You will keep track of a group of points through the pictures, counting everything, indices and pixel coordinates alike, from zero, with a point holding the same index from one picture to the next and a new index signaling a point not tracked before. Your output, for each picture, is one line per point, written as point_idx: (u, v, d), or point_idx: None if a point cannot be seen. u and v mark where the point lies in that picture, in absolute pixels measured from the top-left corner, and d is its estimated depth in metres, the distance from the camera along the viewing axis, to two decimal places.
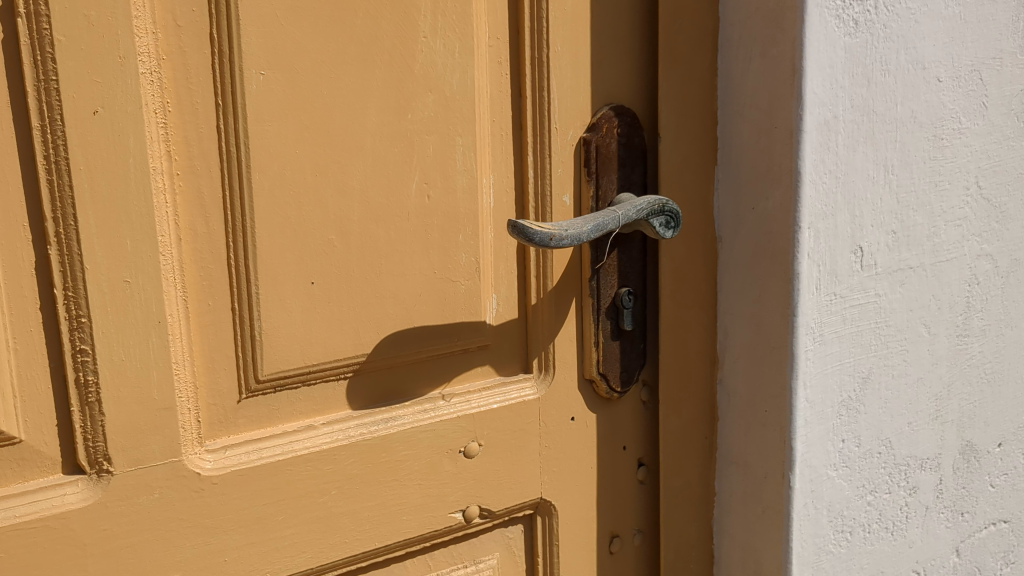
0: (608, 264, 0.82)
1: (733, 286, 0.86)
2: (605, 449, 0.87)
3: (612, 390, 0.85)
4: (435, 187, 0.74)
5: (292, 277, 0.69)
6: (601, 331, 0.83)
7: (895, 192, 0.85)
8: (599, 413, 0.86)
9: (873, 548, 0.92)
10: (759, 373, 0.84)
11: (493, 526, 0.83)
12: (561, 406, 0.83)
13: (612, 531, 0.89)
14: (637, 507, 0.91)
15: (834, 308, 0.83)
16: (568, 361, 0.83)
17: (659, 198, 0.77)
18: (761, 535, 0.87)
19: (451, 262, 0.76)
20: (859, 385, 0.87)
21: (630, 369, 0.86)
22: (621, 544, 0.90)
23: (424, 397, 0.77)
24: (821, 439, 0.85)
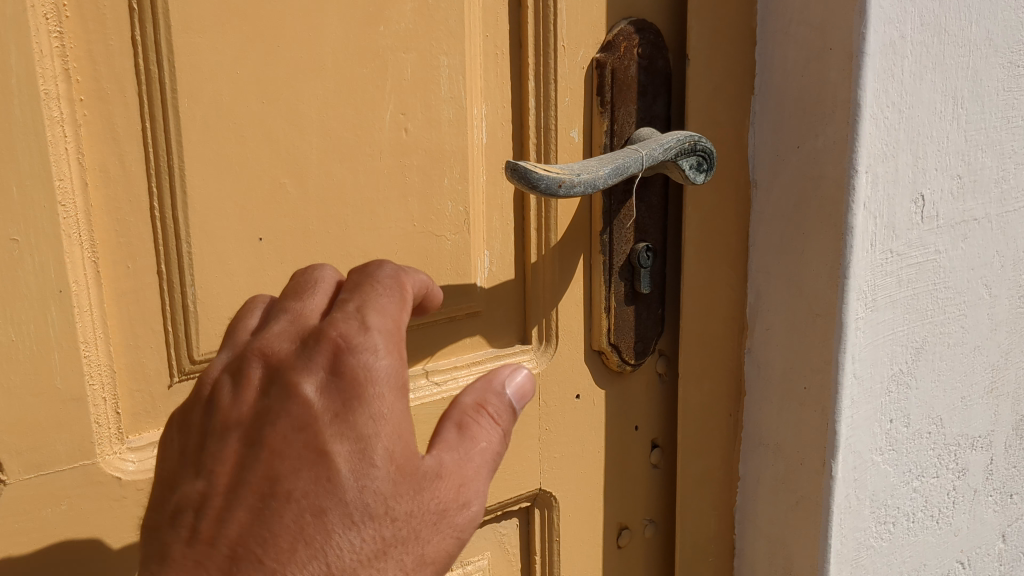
0: (623, 214, 0.68)
1: (769, 240, 0.72)
2: (614, 430, 0.75)
3: (624, 362, 0.72)
4: (414, 118, 0.60)
5: (233, 232, 0.55)
6: (614, 294, 0.70)
7: (963, 129, 0.71)
8: (607, 389, 0.73)
9: (917, 539, 0.81)
10: (797, 343, 0.72)
11: (484, 522, 0.71)
12: (564, 382, 0.70)
13: (621, 522, 0.77)
14: (648, 495, 0.79)
15: (889, 268, 0.70)
16: (573, 329, 0.70)
17: (689, 134, 0.63)
18: (794, 529, 0.75)
19: (435, 212, 0.63)
20: (912, 357, 0.74)
21: (646, 338, 0.73)
22: (630, 537, 0.78)
23: (415, 373, 0.64)
24: (868, 420, 0.72)
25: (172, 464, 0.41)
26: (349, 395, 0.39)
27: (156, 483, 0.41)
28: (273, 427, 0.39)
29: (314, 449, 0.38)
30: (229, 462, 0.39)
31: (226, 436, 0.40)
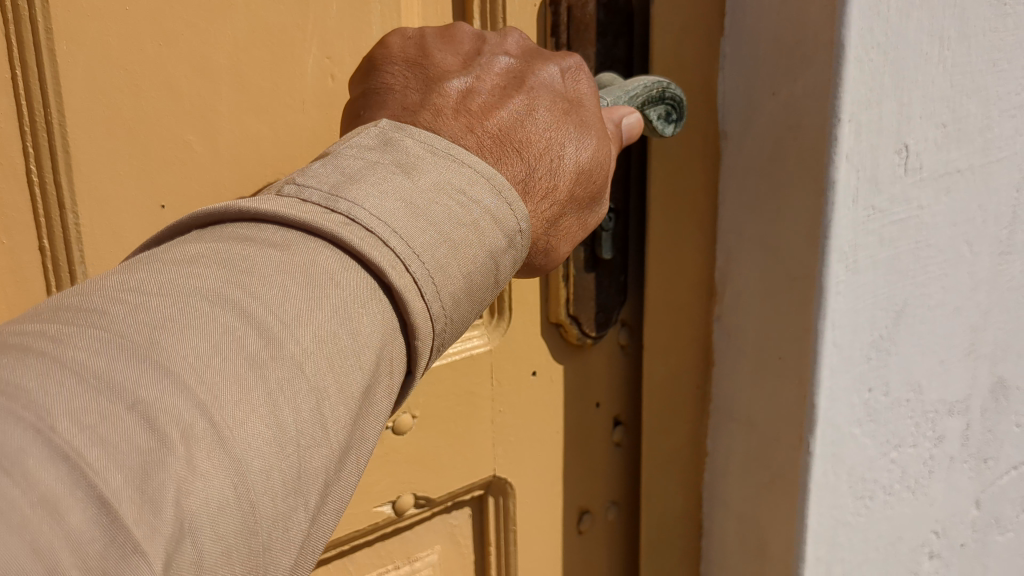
0: None
1: (740, 198, 0.65)
2: (575, 408, 0.69)
3: (585, 336, 0.66)
4: (342, 63, 0.53)
5: (128, 199, 0.47)
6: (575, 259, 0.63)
7: (949, 73, 0.65)
8: (566, 364, 0.67)
9: (893, 512, 0.76)
10: (771, 310, 0.65)
11: (434, 513, 0.65)
12: (519, 359, 0.64)
13: (582, 507, 0.72)
14: (609, 475, 0.74)
15: (871, 227, 0.64)
16: (529, 300, 0.63)
17: (658, 80, 0.56)
18: (767, 508, 0.69)
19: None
20: (892, 321, 0.69)
21: (607, 308, 0.67)
22: (591, 521, 0.73)
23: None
24: (847, 390, 0.67)
25: (399, 79, 0.46)
26: (582, 81, 0.49)
27: (375, 95, 0.46)
28: (538, 70, 0.48)
29: (570, 98, 0.48)
30: (495, 74, 0.47)
31: (499, 54, 0.48)
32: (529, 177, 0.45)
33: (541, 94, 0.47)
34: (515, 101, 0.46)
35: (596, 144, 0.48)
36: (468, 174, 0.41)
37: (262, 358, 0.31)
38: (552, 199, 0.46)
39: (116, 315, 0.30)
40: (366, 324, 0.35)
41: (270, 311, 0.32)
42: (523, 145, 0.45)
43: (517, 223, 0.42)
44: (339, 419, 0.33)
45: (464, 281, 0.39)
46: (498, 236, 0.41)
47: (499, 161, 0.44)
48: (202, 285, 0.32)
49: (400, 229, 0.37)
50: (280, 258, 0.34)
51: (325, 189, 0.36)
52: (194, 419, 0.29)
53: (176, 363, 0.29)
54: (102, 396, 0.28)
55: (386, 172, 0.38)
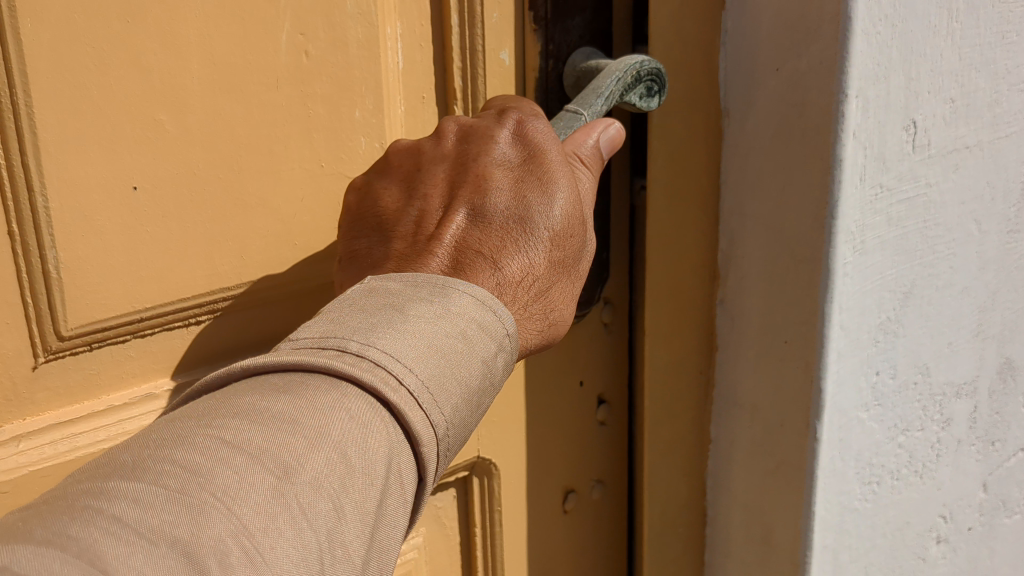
0: None
1: (744, 178, 0.64)
2: (556, 389, 0.70)
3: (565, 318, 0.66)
4: (315, 38, 0.53)
5: (101, 181, 0.47)
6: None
7: (958, 46, 0.63)
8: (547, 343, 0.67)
9: (901, 497, 0.75)
10: (776, 293, 0.64)
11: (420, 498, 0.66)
12: None
13: (566, 484, 0.73)
14: (594, 453, 0.74)
15: (879, 206, 0.62)
16: None
17: (633, 65, 0.57)
18: (773, 496, 0.68)
19: (346, 150, 0.56)
20: (900, 302, 0.67)
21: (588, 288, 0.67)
22: (576, 500, 0.74)
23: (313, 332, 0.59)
24: (854, 375, 0.65)
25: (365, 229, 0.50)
26: (533, 147, 0.51)
27: (356, 255, 0.50)
28: (484, 158, 0.50)
29: (527, 171, 0.50)
30: (441, 187, 0.50)
31: (440, 168, 0.51)
32: (497, 278, 0.47)
33: (500, 183, 0.50)
34: (465, 207, 0.49)
35: (565, 196, 0.50)
36: (450, 291, 0.42)
37: (282, 487, 0.33)
38: (526, 285, 0.48)
39: (147, 468, 0.32)
40: (377, 442, 0.36)
41: (284, 447, 0.34)
42: (486, 250, 0.48)
43: (505, 329, 0.43)
44: (358, 535, 0.34)
45: (461, 393, 0.40)
46: (488, 344, 0.42)
47: (460, 270, 0.47)
48: (222, 429, 0.33)
49: (391, 347, 0.38)
50: (288, 398, 0.35)
51: (312, 337, 0.38)
52: (229, 547, 0.30)
53: (208, 503, 0.31)
54: (144, 544, 0.29)
55: (371, 306, 0.40)
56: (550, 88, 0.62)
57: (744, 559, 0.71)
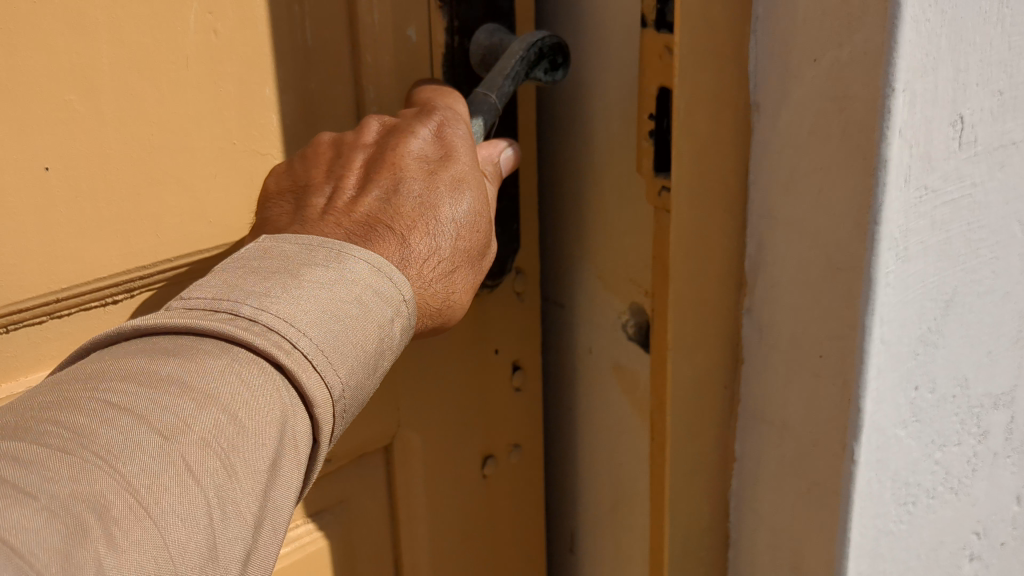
0: None
1: (775, 178, 0.59)
2: (473, 355, 0.75)
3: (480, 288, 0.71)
4: (223, 19, 0.57)
5: (11, 162, 0.51)
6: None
7: (1008, 33, 0.57)
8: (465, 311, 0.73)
9: (936, 516, 0.70)
10: (810, 303, 0.59)
11: (342, 465, 0.71)
12: None
13: (485, 451, 0.79)
14: (513, 418, 0.80)
15: (923, 209, 0.57)
16: None
17: (531, 44, 0.62)
18: (805, 521, 0.63)
19: (257, 126, 0.61)
20: (941, 311, 0.62)
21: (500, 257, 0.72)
22: (495, 466, 0.80)
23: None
24: (893, 390, 0.61)
25: (284, 210, 0.58)
26: (450, 148, 0.60)
27: (266, 222, 0.57)
28: (392, 150, 0.59)
29: (433, 168, 0.59)
30: (358, 170, 0.58)
31: (355, 153, 0.59)
32: (401, 254, 0.55)
33: (409, 175, 0.59)
34: (378, 187, 0.58)
35: (472, 198, 0.59)
36: (344, 257, 0.51)
37: (166, 446, 0.40)
38: (431, 263, 0.57)
39: (40, 430, 0.39)
40: (263, 405, 0.43)
41: (167, 411, 0.41)
42: (397, 226, 0.56)
43: (401, 297, 0.52)
44: (249, 495, 0.42)
45: (354, 359, 0.48)
46: (380, 306, 0.51)
47: (373, 239, 0.55)
48: (113, 397, 0.40)
49: (287, 312, 0.46)
50: (178, 361, 0.43)
51: (206, 298, 0.46)
52: (111, 501, 0.37)
53: (95, 462, 0.38)
54: (37, 498, 0.35)
55: (269, 271, 0.49)
56: (456, 61, 0.67)
57: None
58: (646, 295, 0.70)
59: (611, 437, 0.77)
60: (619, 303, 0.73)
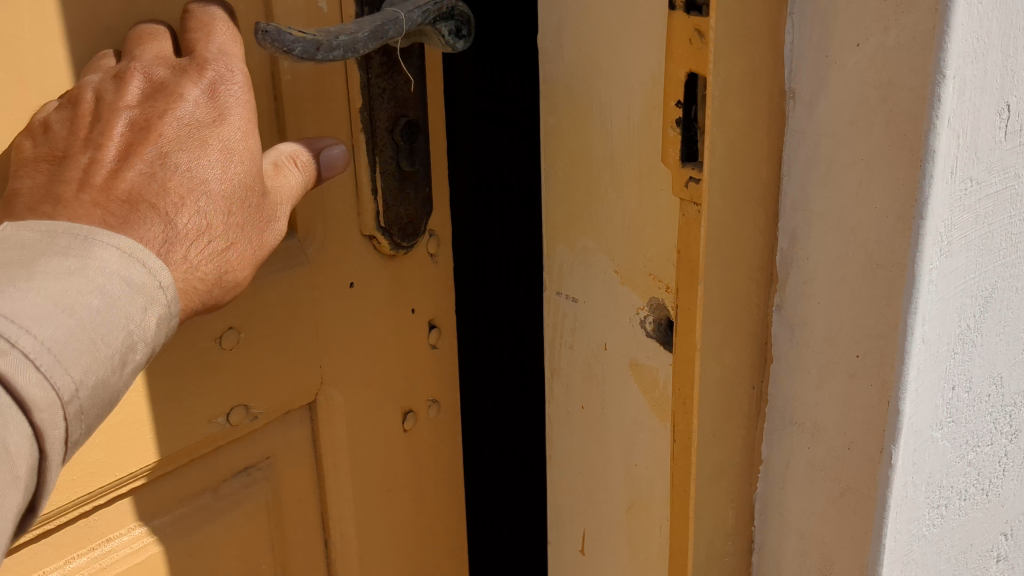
0: (374, 88, 0.66)
1: (811, 169, 0.56)
2: (392, 314, 0.75)
3: (397, 247, 0.71)
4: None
5: None
6: (383, 173, 0.68)
7: None
8: (381, 272, 0.73)
9: (966, 518, 0.67)
10: (847, 300, 0.56)
11: (269, 422, 0.70)
12: (336, 271, 0.69)
13: (405, 407, 0.79)
14: (429, 373, 0.80)
15: (967, 202, 0.54)
16: (342, 216, 0.68)
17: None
18: (837, 524, 0.61)
19: None
20: (980, 308, 0.59)
21: (415, 218, 0.72)
22: (414, 421, 0.80)
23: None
24: (931, 391, 0.58)
25: (58, 143, 0.48)
26: (224, 107, 0.50)
27: (15, 198, 0.46)
28: (174, 99, 0.49)
29: (207, 125, 0.50)
30: (123, 117, 0.48)
31: (130, 81, 0.49)
32: (168, 233, 0.47)
33: (169, 134, 0.49)
34: (124, 135, 0.48)
35: (245, 162, 0.50)
36: (95, 245, 0.44)
37: None
38: (200, 242, 0.49)
39: None
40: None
41: None
42: (162, 199, 0.48)
43: (159, 288, 0.46)
44: None
45: (93, 355, 0.42)
46: (135, 301, 0.44)
47: (130, 224, 0.46)
48: None
49: (10, 308, 0.40)
50: None
51: None
52: None
53: None
54: None
55: (30, 255, 0.42)
56: None
57: None
58: (668, 291, 0.67)
59: (626, 436, 0.74)
60: (637, 299, 0.70)
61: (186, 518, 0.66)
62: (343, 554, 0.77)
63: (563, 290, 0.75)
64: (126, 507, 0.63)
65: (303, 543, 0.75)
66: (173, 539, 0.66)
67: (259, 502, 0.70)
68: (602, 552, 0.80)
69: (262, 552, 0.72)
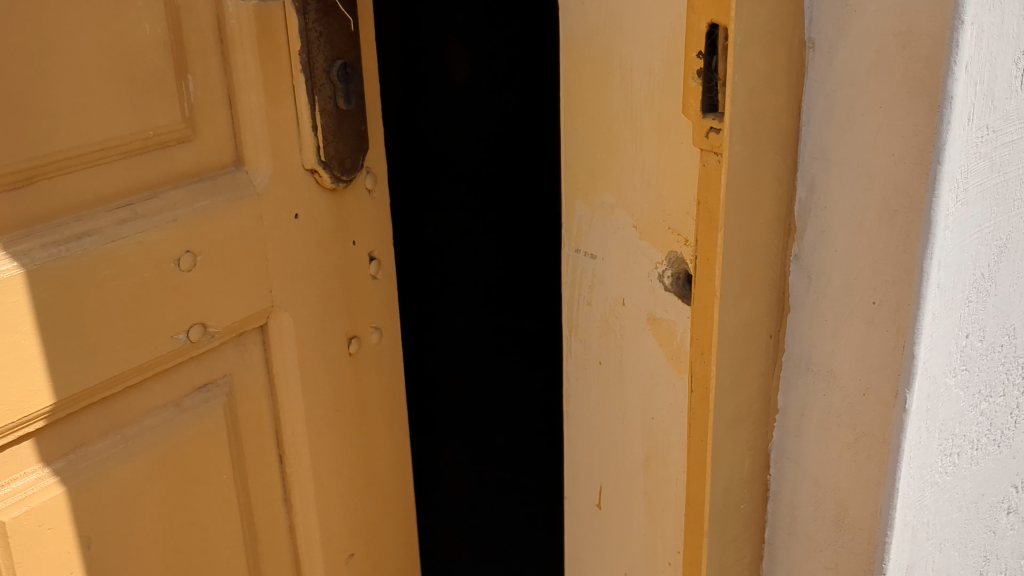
0: (313, 31, 0.70)
1: (829, 119, 0.57)
2: (333, 246, 0.78)
3: (337, 180, 0.75)
4: None
5: None
6: (322, 111, 0.72)
7: None
8: (322, 208, 0.76)
9: (978, 468, 0.69)
10: (863, 247, 0.57)
11: (225, 343, 0.72)
12: (280, 201, 0.72)
13: (349, 332, 0.81)
14: (372, 303, 0.83)
15: (984, 150, 0.55)
16: (285, 149, 0.71)
17: None
18: (851, 469, 0.63)
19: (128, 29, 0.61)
20: (995, 257, 0.60)
21: (354, 155, 0.76)
22: (359, 345, 0.82)
23: (141, 198, 0.64)
24: (946, 338, 0.59)
25: None
26: None
27: None
28: None
29: None
30: None
31: None
32: None
33: None
34: None
35: None
36: None
37: None
38: None
39: None
40: None
41: None
42: None
43: None
44: None
45: None
46: None
47: None
48: None
49: None
50: None
51: None
52: None
53: None
54: None
55: None
56: None
57: (814, 536, 0.67)
58: (687, 245, 0.68)
59: (643, 390, 0.76)
60: (655, 253, 0.71)
61: (152, 432, 0.68)
62: (299, 480, 0.79)
63: (583, 247, 0.76)
64: (89, 421, 0.64)
65: (260, 467, 0.77)
66: (137, 450, 0.67)
67: (217, 420, 0.72)
68: (617, 504, 0.82)
69: (219, 472, 0.73)
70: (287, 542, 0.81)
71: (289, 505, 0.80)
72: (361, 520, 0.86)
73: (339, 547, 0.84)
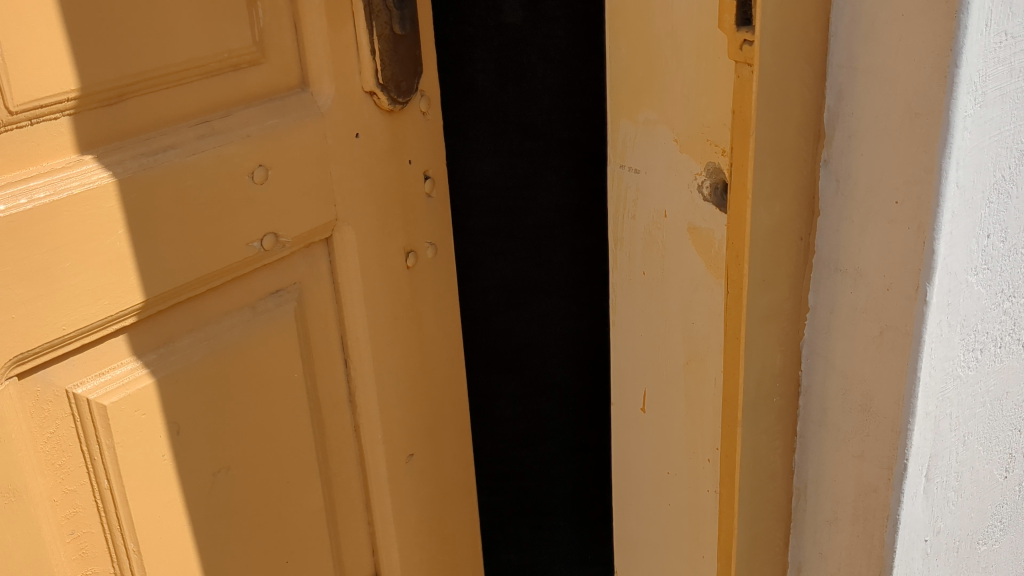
0: None
1: (856, 29, 0.61)
2: (392, 164, 0.83)
3: (394, 102, 0.81)
4: None
5: None
6: (380, 36, 0.78)
7: None
8: (382, 129, 0.82)
9: (1002, 366, 0.73)
10: (887, 151, 0.61)
11: (294, 253, 0.78)
12: (343, 120, 0.78)
13: (407, 247, 0.87)
14: (429, 220, 0.89)
15: (1003, 55, 0.58)
16: (347, 72, 0.77)
17: None
18: (877, 361, 0.67)
19: None
20: (1016, 160, 0.64)
21: (409, 79, 0.81)
22: (416, 259, 0.88)
23: (218, 115, 0.70)
24: (966, 236, 0.63)
25: None
26: None
27: None
28: None
29: None
30: None
31: None
32: None
33: None
34: None
35: None
36: None
37: None
38: None
39: None
40: None
41: None
42: None
43: None
44: None
45: None
46: None
47: None
48: None
49: None
50: None
51: None
52: None
53: None
54: None
55: None
56: None
57: (843, 426, 0.72)
58: (723, 154, 0.72)
59: (685, 297, 0.81)
60: (695, 165, 0.75)
61: (231, 331, 0.75)
62: (363, 383, 0.87)
63: (627, 162, 0.81)
64: (175, 319, 0.71)
65: (327, 370, 0.84)
66: (219, 347, 0.74)
67: (289, 324, 0.79)
68: (662, 407, 0.87)
69: (292, 372, 0.80)
70: (353, 441, 0.88)
71: (353, 406, 0.87)
72: (419, 423, 0.93)
73: (400, 447, 0.91)
